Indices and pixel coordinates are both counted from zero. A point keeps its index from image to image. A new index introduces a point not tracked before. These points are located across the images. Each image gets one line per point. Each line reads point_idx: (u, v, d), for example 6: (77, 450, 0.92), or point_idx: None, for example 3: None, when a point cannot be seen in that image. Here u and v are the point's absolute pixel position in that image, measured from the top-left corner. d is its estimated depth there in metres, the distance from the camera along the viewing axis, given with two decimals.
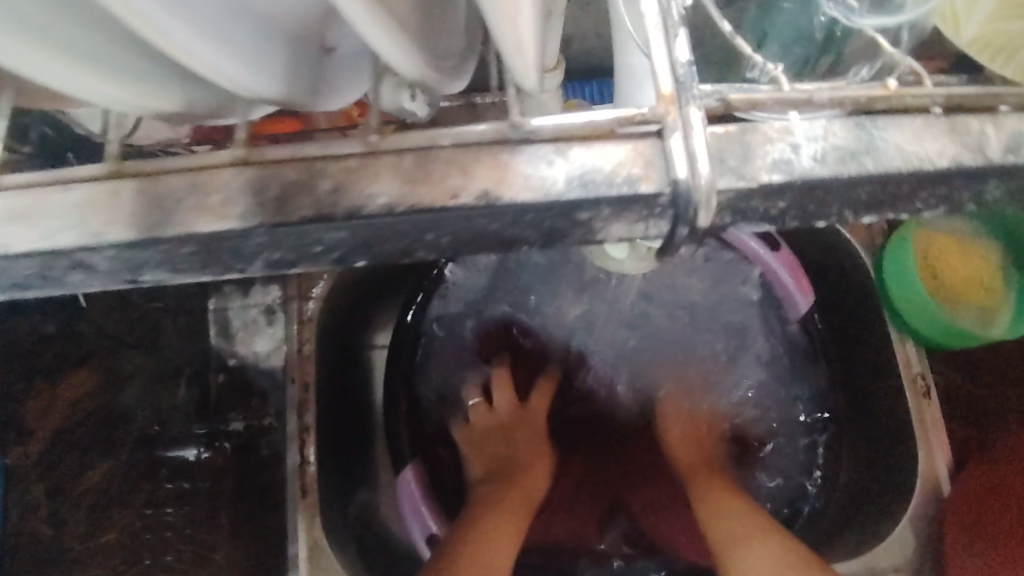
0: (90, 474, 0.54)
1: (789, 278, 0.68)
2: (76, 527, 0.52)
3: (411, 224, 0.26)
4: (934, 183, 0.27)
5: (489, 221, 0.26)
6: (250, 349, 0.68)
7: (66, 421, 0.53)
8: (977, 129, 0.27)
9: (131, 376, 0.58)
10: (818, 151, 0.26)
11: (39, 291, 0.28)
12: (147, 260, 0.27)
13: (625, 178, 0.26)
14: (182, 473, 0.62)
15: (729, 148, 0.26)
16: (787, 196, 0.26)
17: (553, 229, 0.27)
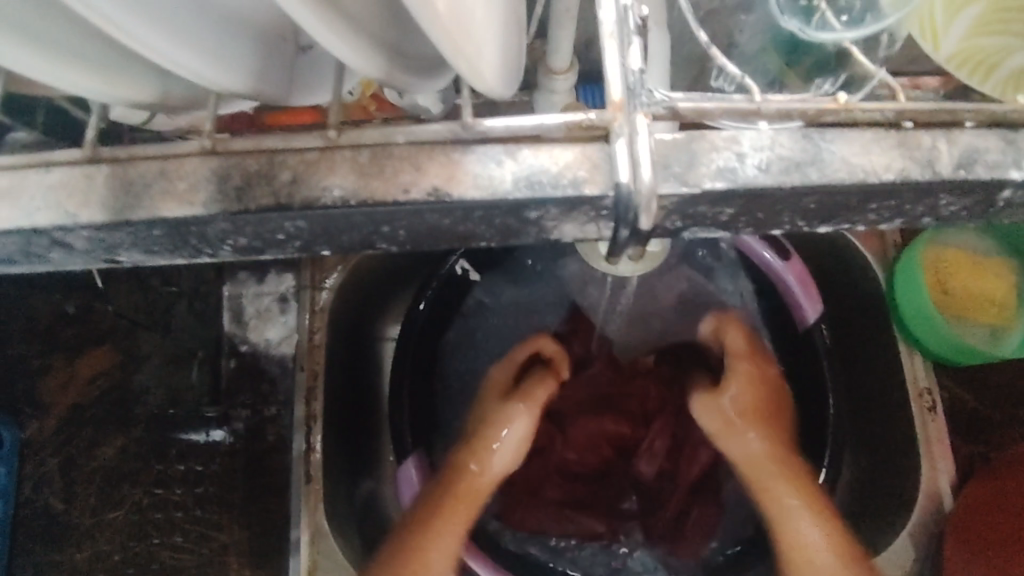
0: (101, 451, 0.69)
1: (797, 288, 0.67)
2: (86, 501, 0.67)
3: (364, 216, 0.29)
4: (883, 195, 0.29)
5: (440, 216, 0.29)
6: (262, 337, 0.72)
7: (83, 398, 0.69)
8: (928, 144, 0.29)
9: (148, 354, 0.71)
10: (763, 160, 0.28)
11: (23, 266, 0.31)
12: (121, 242, 0.30)
13: (571, 180, 0.28)
14: (192, 455, 0.70)
15: (674, 155, 0.28)
16: (733, 202, 0.28)
17: (504, 226, 0.29)
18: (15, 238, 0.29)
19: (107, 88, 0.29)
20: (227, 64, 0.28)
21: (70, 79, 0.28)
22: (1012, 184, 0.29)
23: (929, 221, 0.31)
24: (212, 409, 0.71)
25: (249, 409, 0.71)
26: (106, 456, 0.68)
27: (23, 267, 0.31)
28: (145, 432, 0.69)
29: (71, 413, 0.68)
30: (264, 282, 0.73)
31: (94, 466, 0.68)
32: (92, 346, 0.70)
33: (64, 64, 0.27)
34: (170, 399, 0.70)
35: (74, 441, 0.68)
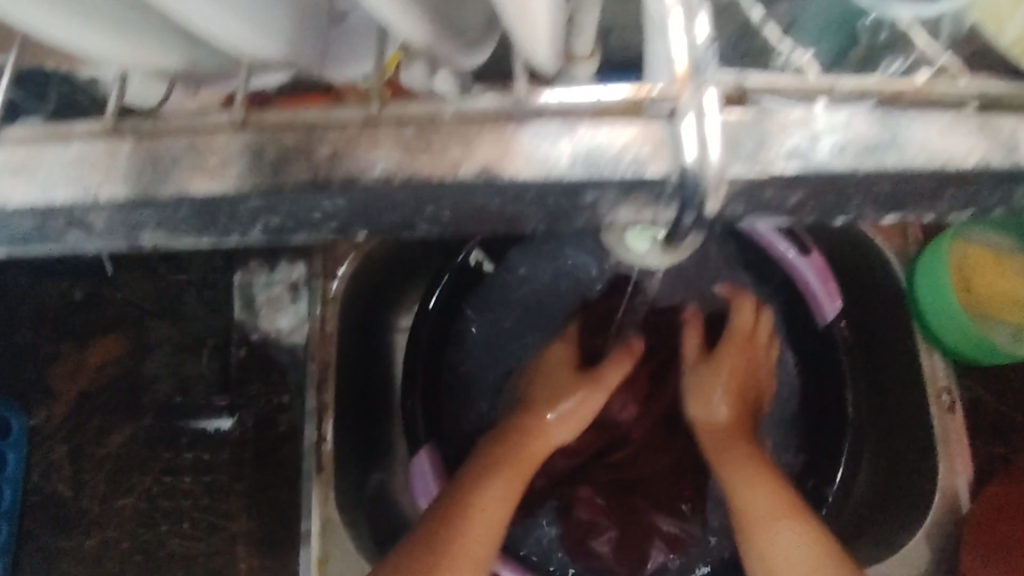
0: (111, 438, 0.69)
1: (817, 284, 0.66)
2: (93, 487, 0.68)
3: (408, 196, 0.28)
4: (961, 181, 0.28)
5: (489, 197, 0.28)
6: (273, 325, 0.72)
7: (92, 383, 0.70)
8: (1008, 130, 0.28)
9: (156, 343, 0.71)
10: (837, 144, 0.27)
11: (40, 246, 0.30)
12: (146, 221, 0.29)
13: (633, 158, 0.27)
14: (203, 444, 0.70)
15: (745, 135, 0.26)
16: (803, 187, 0.27)
17: (555, 208, 0.28)
18: (32, 215, 0.28)
19: (129, 49, 0.28)
20: (262, 30, 0.28)
21: (77, 39, 0.26)
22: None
23: (1000, 211, 0.30)
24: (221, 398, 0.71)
25: (260, 398, 0.71)
26: (116, 444, 0.69)
27: (37, 248, 0.30)
28: (155, 419, 0.70)
29: (83, 399, 0.70)
30: (276, 271, 0.73)
31: (108, 452, 0.69)
32: (98, 335, 0.71)
33: (80, 19, 0.26)
34: (179, 385, 0.71)
35: (83, 428, 0.69)
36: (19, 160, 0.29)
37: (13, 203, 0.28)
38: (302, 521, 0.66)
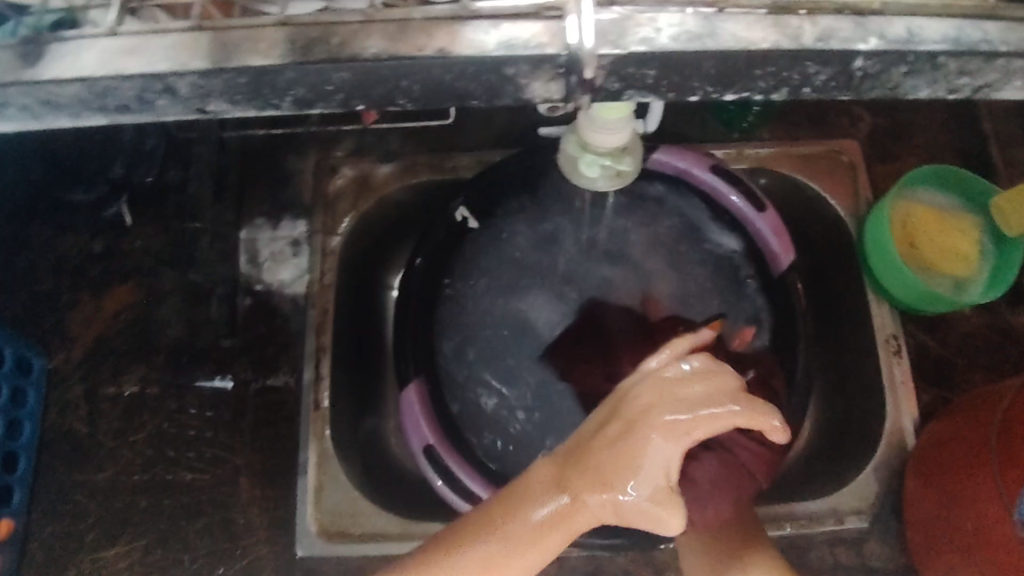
0: (124, 378, 0.77)
1: (772, 238, 0.74)
2: (108, 426, 0.75)
3: (390, 69, 0.34)
4: (761, 62, 0.34)
5: (445, 71, 0.34)
6: (276, 278, 0.80)
7: (107, 326, 0.78)
8: (795, 24, 0.34)
9: (169, 292, 0.79)
10: (675, 33, 0.33)
11: (135, 114, 0.36)
12: (215, 90, 0.35)
13: (536, 44, 0.33)
14: (208, 403, 0.76)
15: (610, 28, 0.33)
16: (655, 65, 0.34)
17: (490, 83, 0.35)
18: (134, 83, 0.34)
19: None
20: None
21: None
22: (859, 54, 0.34)
23: (808, 91, 0.36)
24: (211, 362, 0.77)
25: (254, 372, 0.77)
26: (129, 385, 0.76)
27: (133, 117, 0.36)
28: (165, 362, 0.77)
29: (98, 343, 0.77)
30: (279, 228, 0.81)
31: (123, 389, 0.76)
32: (117, 283, 0.78)
33: None
34: (190, 332, 0.77)
35: (98, 371, 0.77)
36: (127, 45, 0.34)
37: (126, 73, 0.34)
38: (299, 453, 0.74)
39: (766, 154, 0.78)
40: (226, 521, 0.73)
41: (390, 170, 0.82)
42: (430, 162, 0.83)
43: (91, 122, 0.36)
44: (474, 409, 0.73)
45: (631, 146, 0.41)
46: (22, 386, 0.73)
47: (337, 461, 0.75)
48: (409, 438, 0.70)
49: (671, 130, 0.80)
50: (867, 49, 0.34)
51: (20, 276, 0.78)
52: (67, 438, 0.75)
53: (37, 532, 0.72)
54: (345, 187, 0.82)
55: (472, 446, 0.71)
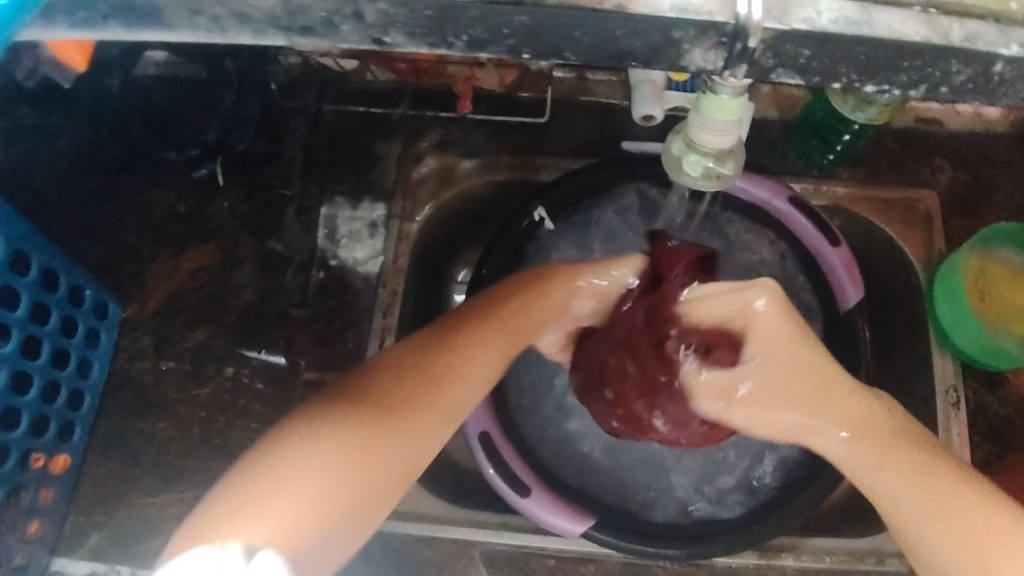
0: (194, 334, 0.80)
1: (843, 273, 0.75)
2: (173, 378, 0.78)
3: (570, 18, 0.33)
4: (909, 54, 0.34)
5: (617, 26, 0.33)
6: (351, 255, 0.83)
7: (184, 283, 0.81)
8: (945, 22, 0.34)
9: (247, 257, 0.82)
10: (833, 15, 0.33)
11: (313, 37, 0.34)
12: (397, 20, 0.33)
13: (706, 10, 0.32)
14: (264, 374, 0.79)
15: (775, 4, 0.33)
16: (810, 45, 0.33)
17: (653, 45, 0.34)
18: (329, 3, 0.33)
19: None
20: None
21: None
22: (1001, 58, 0.34)
23: (942, 89, 0.36)
24: (279, 330, 0.80)
25: (312, 344, 0.80)
26: (197, 340, 0.79)
27: (310, 40, 0.35)
28: (236, 321, 0.80)
29: (171, 299, 0.80)
30: (358, 208, 0.84)
31: (190, 343, 0.79)
32: (195, 245, 0.82)
33: None
34: (262, 295, 0.81)
35: (170, 323, 0.80)
36: None
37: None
38: None
39: (842, 194, 0.79)
40: None
41: (471, 165, 0.84)
42: (513, 162, 0.85)
43: (270, 40, 0.35)
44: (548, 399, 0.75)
45: (734, 151, 0.42)
46: (96, 329, 0.76)
47: None
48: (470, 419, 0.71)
49: (752, 158, 0.81)
50: (1009, 55, 0.34)
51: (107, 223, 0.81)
52: (127, 386, 0.78)
53: (92, 469, 0.76)
54: (426, 175, 0.84)
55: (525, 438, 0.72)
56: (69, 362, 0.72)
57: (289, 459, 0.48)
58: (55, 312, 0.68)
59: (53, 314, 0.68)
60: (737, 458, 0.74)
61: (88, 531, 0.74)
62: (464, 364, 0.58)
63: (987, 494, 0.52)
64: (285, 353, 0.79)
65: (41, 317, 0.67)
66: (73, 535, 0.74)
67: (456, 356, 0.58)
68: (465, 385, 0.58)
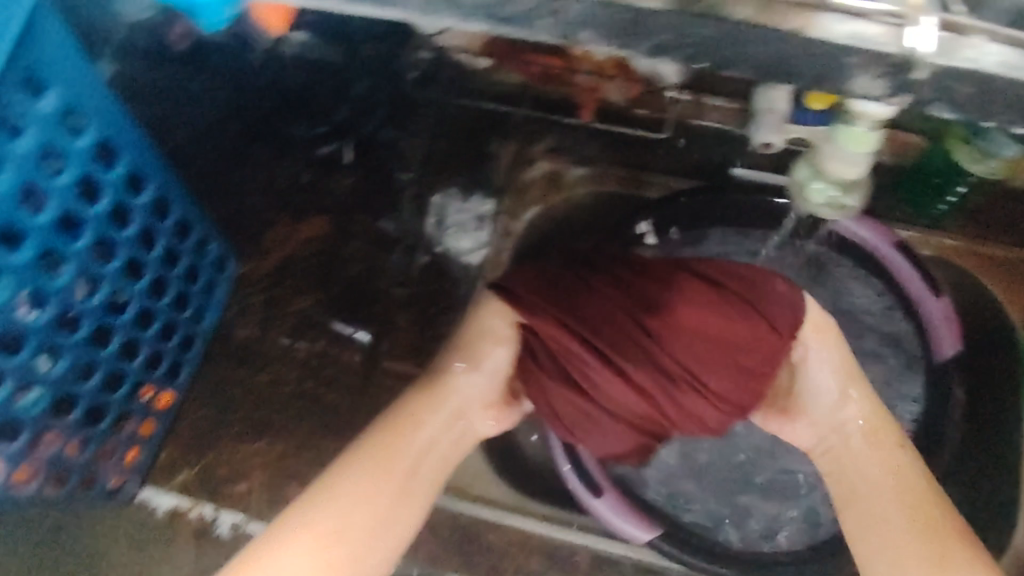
0: (301, 299, 0.85)
1: (943, 326, 0.77)
2: (277, 336, 0.84)
3: (753, 37, 0.34)
4: None
5: (793, 49, 0.35)
6: (456, 244, 0.88)
7: (298, 249, 0.86)
8: None
9: (359, 233, 0.86)
10: (998, 56, 0.34)
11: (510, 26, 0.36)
12: (593, 19, 0.35)
13: (877, 41, 0.33)
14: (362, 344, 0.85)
15: (943, 42, 0.33)
16: (974, 85, 0.35)
17: (819, 69, 0.35)
18: None
19: None
20: None
21: None
22: None
23: None
24: (380, 305, 0.86)
25: (411, 323, 0.87)
26: (305, 304, 0.85)
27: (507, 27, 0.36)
28: (342, 292, 0.86)
29: (286, 262, 0.85)
30: (468, 201, 0.88)
31: (294, 310, 0.85)
32: (313, 214, 0.86)
33: None
34: (369, 270, 0.86)
35: (281, 284, 0.85)
36: None
37: None
38: None
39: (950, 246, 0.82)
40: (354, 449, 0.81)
41: (581, 173, 0.88)
42: (622, 175, 0.89)
43: (474, 26, 0.37)
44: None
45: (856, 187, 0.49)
46: (217, 278, 0.79)
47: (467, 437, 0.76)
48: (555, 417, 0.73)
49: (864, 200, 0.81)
50: None
51: None
52: (232, 339, 0.83)
53: (192, 410, 0.81)
54: (538, 178, 0.89)
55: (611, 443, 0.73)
56: (190, 306, 0.76)
57: (278, 545, 0.57)
58: (184, 258, 0.72)
59: (180, 261, 0.71)
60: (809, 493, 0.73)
61: (180, 465, 0.80)
62: (409, 438, 0.65)
63: (944, 531, 0.58)
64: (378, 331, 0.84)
65: (169, 262, 0.70)
66: (165, 468, 0.80)
67: (397, 432, 0.65)
68: (418, 448, 0.66)
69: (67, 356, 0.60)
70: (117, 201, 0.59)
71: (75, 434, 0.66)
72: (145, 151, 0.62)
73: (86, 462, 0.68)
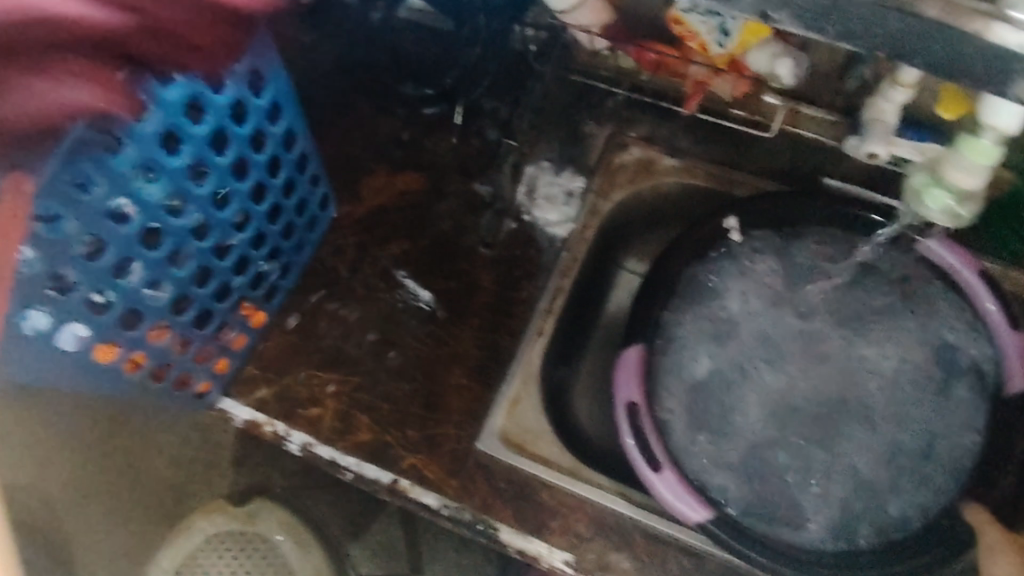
0: (388, 246, 0.88)
1: (1014, 355, 0.77)
2: (363, 276, 0.87)
3: (935, 33, 0.39)
4: None
5: (969, 48, 0.40)
6: (545, 215, 0.88)
7: (393, 200, 0.89)
8: None
9: (453, 191, 0.90)
10: None
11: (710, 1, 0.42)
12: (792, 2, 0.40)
13: None
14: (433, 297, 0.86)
15: None
16: None
17: (989, 72, 0.40)
18: None
19: None
20: None
21: None
22: None
23: None
24: (463, 262, 0.87)
25: (491, 283, 0.86)
26: (393, 252, 0.88)
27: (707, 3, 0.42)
28: (429, 245, 0.88)
29: (379, 210, 0.89)
30: (561, 175, 0.89)
31: (379, 257, 0.87)
32: (410, 169, 0.90)
33: None
34: (458, 227, 0.88)
35: (372, 229, 0.88)
36: None
37: None
38: (504, 386, 0.83)
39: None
40: (430, 397, 0.82)
41: (673, 164, 0.90)
42: (713, 172, 0.90)
43: None
44: (704, 364, 0.82)
45: (973, 197, 0.59)
46: (318, 215, 0.84)
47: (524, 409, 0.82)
48: (627, 386, 0.79)
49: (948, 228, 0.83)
50: None
51: (337, 134, 0.91)
52: (321, 275, 0.87)
53: (274, 335, 0.84)
54: (629, 162, 0.90)
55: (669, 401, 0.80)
56: (295, 237, 0.81)
57: None
58: (300, 189, 0.77)
59: (297, 190, 0.76)
60: (872, 502, 0.75)
61: (258, 385, 0.83)
62: None
63: None
64: (458, 287, 0.86)
65: (286, 190, 0.75)
66: (246, 385, 0.83)
67: None
68: None
69: (194, 262, 0.66)
70: (257, 126, 0.64)
71: (183, 336, 0.71)
72: (284, 83, 0.66)
73: (187, 360, 0.73)
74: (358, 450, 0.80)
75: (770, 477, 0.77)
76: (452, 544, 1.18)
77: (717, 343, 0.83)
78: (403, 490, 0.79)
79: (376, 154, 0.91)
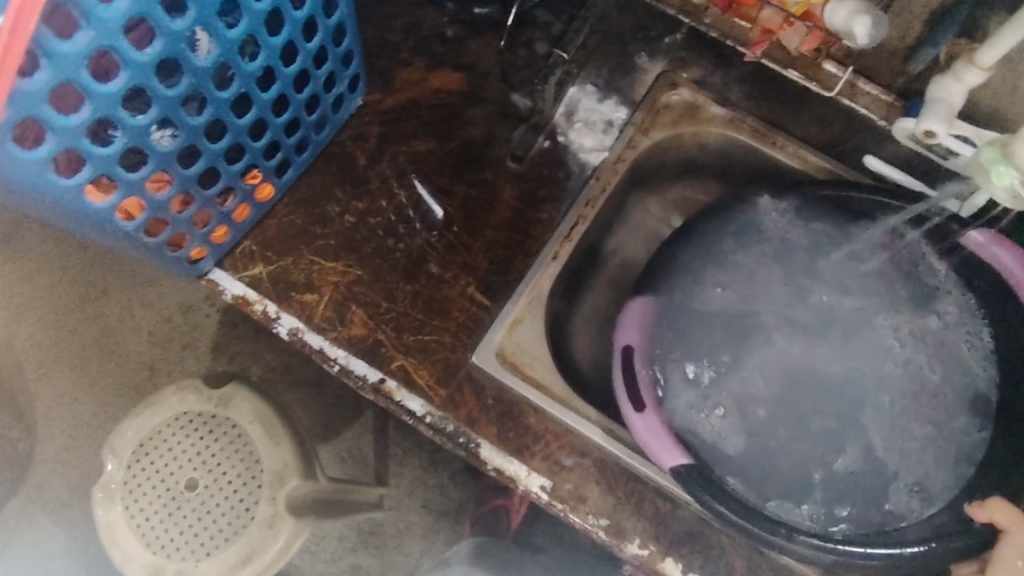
0: (413, 142, 0.85)
1: None
2: (382, 168, 0.84)
3: None
4: None
5: None
6: (578, 140, 0.86)
7: (427, 97, 0.87)
8: None
9: (489, 99, 0.87)
10: None
11: None
12: None
13: None
14: (452, 202, 0.84)
15: None
16: None
17: None
18: None
19: None
20: None
21: None
22: None
23: None
24: (489, 172, 0.85)
25: (512, 198, 0.84)
26: (418, 149, 0.85)
27: None
28: (455, 149, 0.85)
29: (410, 103, 0.86)
30: (602, 104, 0.87)
31: (400, 152, 0.85)
32: (450, 68, 0.87)
33: None
34: (488, 137, 0.86)
35: (400, 122, 0.86)
36: None
37: None
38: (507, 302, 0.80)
39: None
40: (430, 299, 0.80)
41: (721, 113, 0.86)
42: (758, 128, 0.86)
43: None
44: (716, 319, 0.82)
45: None
46: (344, 96, 0.81)
47: (525, 329, 0.79)
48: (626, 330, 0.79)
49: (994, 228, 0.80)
50: None
51: (381, 19, 0.88)
52: (340, 157, 0.84)
53: (280, 212, 0.82)
54: (675, 103, 0.86)
55: (675, 344, 0.80)
56: (317, 112, 0.77)
57: None
58: (331, 62, 0.73)
59: (327, 62, 0.73)
60: (854, 478, 0.77)
61: (254, 261, 0.80)
62: None
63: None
64: (478, 196, 0.84)
65: (317, 59, 0.72)
66: (241, 258, 0.80)
67: None
68: None
69: (210, 113, 0.62)
70: None
71: (184, 192, 0.67)
72: None
73: (184, 222, 0.70)
74: (349, 341, 0.78)
75: (754, 435, 0.78)
76: (418, 462, 1.17)
77: (729, 296, 0.83)
78: (388, 390, 0.77)
79: (418, 47, 0.88)
